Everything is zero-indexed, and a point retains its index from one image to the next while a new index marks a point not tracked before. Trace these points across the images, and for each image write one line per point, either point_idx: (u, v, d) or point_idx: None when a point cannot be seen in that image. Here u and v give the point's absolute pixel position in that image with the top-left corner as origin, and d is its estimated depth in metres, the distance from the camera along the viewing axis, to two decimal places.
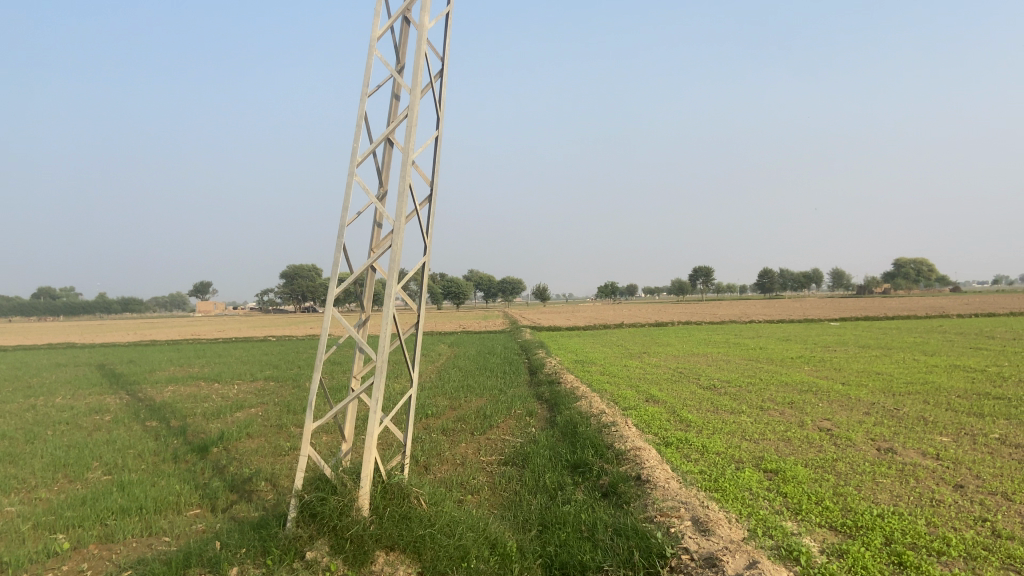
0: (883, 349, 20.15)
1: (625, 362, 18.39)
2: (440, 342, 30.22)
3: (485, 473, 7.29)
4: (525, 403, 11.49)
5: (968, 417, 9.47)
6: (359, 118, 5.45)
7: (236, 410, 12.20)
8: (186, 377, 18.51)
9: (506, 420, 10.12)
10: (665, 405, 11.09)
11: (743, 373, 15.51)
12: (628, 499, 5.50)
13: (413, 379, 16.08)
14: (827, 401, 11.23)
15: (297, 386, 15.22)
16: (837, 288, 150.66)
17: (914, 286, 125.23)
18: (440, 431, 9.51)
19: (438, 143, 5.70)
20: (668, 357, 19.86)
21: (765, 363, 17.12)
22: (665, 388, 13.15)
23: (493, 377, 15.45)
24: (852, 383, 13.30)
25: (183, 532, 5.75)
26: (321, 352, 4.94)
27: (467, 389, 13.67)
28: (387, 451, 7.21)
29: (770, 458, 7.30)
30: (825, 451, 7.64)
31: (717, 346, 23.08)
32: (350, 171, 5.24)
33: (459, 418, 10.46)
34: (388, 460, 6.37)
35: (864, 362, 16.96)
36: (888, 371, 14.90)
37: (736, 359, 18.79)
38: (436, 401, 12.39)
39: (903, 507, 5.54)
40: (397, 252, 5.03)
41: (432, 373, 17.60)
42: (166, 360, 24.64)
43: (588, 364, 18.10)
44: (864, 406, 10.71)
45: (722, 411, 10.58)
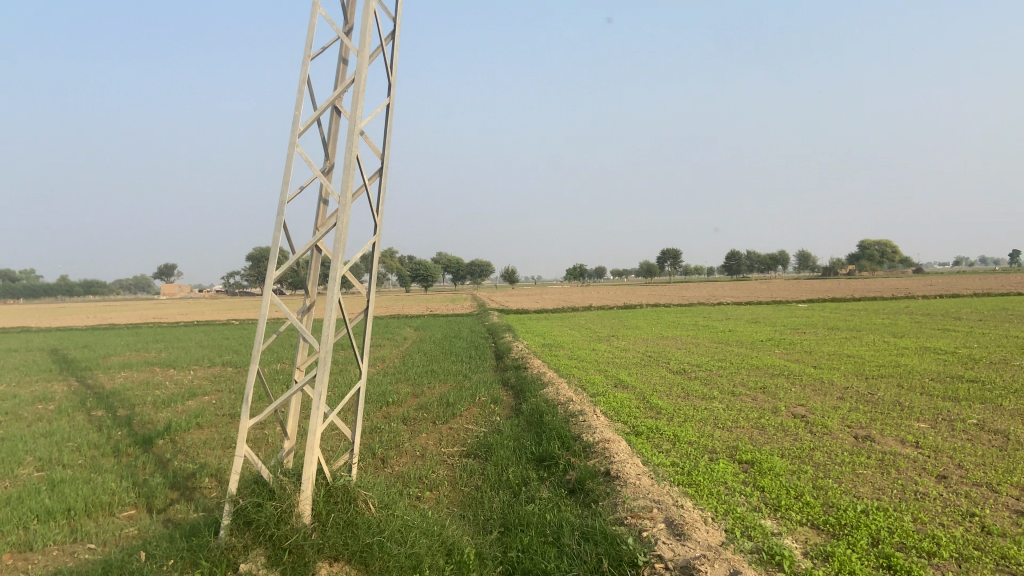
0: (851, 331, 20.14)
1: (594, 346, 18.08)
2: (407, 325, 29.74)
3: (446, 467, 6.87)
4: (491, 389, 11.08)
5: (943, 402, 9.33)
6: (302, 83, 4.89)
7: (188, 398, 11.60)
8: (140, 362, 17.78)
9: (470, 408, 9.72)
10: (635, 391, 10.79)
11: (714, 356, 15.30)
12: (596, 498, 5.12)
13: (377, 364, 15.58)
14: (800, 385, 11.04)
15: (255, 372, 14.63)
16: (803, 270, 152.66)
17: (877, 268, 127.37)
18: (401, 420, 9.07)
19: (390, 112, 5.16)
20: (637, 340, 19.62)
21: (735, 347, 16.97)
22: (635, 373, 12.83)
23: (459, 362, 15.06)
24: (824, 367, 13.13)
25: (112, 538, 5.23)
26: (257, 342, 4.41)
27: (432, 374, 13.22)
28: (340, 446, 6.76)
29: (745, 448, 6.98)
30: (801, 439, 7.36)
31: (686, 329, 22.92)
32: (290, 141, 4.70)
33: (422, 406, 10.01)
34: (336, 458, 5.92)
35: (833, 345, 16.86)
36: (859, 354, 14.81)
37: (706, 342, 18.63)
38: (399, 387, 11.92)
39: (886, 502, 5.24)
40: (344, 231, 4.52)
41: (397, 357, 17.13)
42: (120, 344, 23.76)
43: (557, 348, 17.80)
44: (837, 390, 10.49)
45: (693, 396, 10.31)
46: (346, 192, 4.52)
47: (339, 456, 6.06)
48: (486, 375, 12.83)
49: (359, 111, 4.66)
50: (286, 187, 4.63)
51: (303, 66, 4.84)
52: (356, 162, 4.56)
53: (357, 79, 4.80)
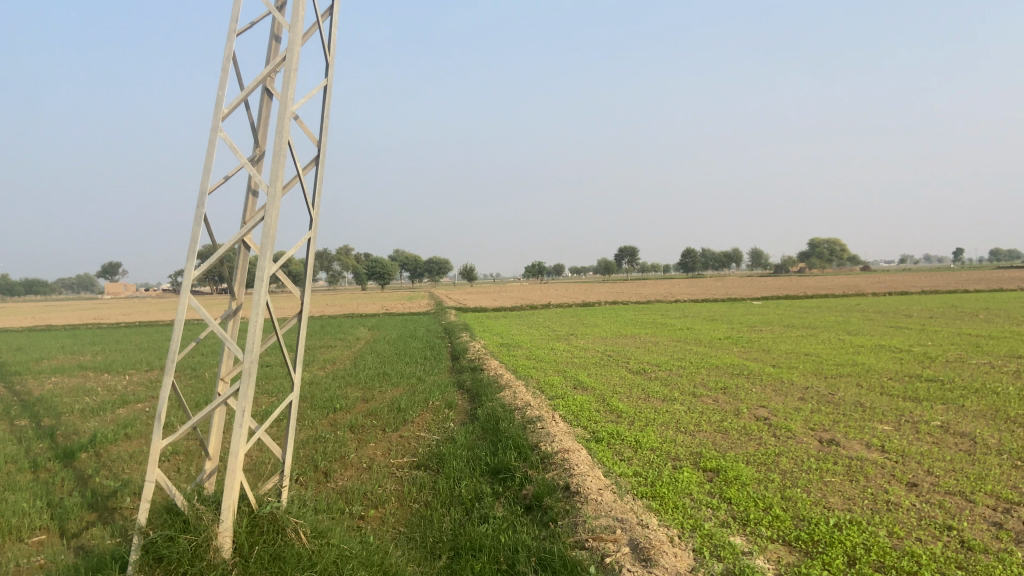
0: (807, 328, 20.17)
1: (552, 345, 17.74)
2: (361, 325, 29.05)
3: (393, 479, 6.43)
4: (445, 393, 10.63)
5: (905, 402, 9.21)
6: (227, 60, 4.37)
7: (121, 406, 10.89)
8: (75, 366, 16.86)
9: (422, 414, 9.28)
10: (594, 393, 10.45)
11: (672, 355, 15.07)
12: (555, 516, 4.73)
13: (326, 367, 14.99)
14: (761, 385, 10.83)
15: (197, 376, 13.92)
16: (756, 267, 155.19)
17: (828, 265, 130.07)
18: (348, 428, 8.59)
19: (327, 94, 4.68)
20: (596, 339, 19.34)
21: (693, 345, 16.79)
22: (593, 374, 12.50)
23: (413, 364, 14.56)
24: (783, 366, 12.97)
25: (14, 569, 4.68)
26: (172, 352, 3.90)
27: (384, 377, 12.70)
28: (274, 464, 6.25)
29: (709, 455, 6.66)
30: (765, 444, 7.10)
31: (643, 327, 22.75)
32: (212, 125, 4.17)
33: (371, 412, 9.50)
34: (265, 480, 5.41)
35: (790, 342, 16.81)
36: (816, 352, 14.74)
37: (665, 340, 18.44)
38: (348, 391, 11.39)
39: (858, 514, 4.95)
40: (272, 226, 4.02)
41: (348, 359, 16.54)
42: (56, 347, 22.62)
43: (513, 348, 17.41)
44: (799, 390, 10.29)
45: (653, 398, 10.01)
46: (275, 183, 4.03)
47: (267, 479, 5.55)
48: (440, 377, 12.37)
49: (291, 93, 4.17)
50: (207, 177, 4.11)
51: (227, 42, 4.31)
52: (287, 150, 4.07)
53: (289, 57, 4.31)
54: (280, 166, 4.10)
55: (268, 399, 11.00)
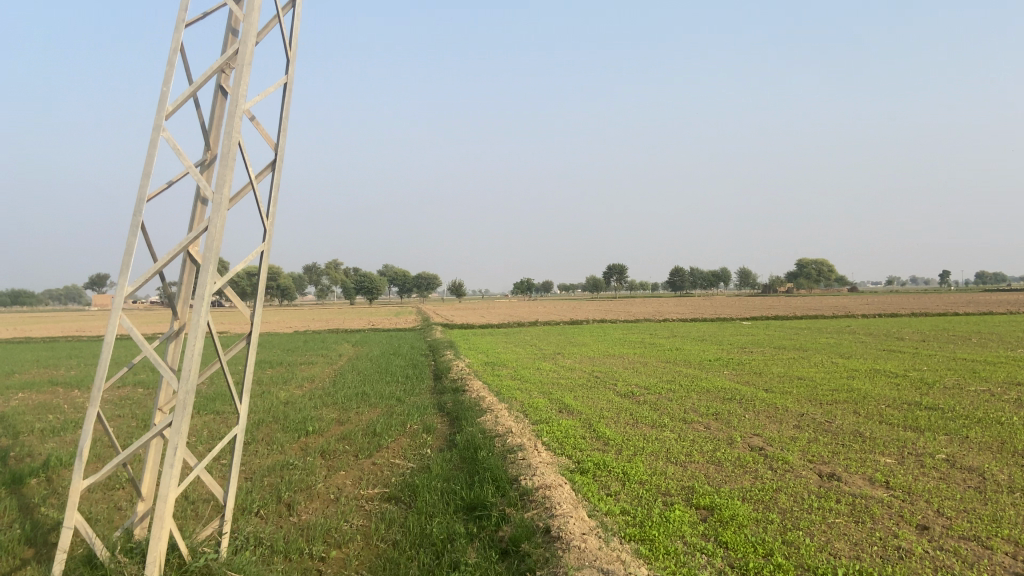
0: (798, 351, 19.80)
1: (538, 364, 17.25)
2: (344, 341, 28.44)
3: (361, 514, 5.93)
4: (424, 416, 10.13)
5: (906, 432, 8.83)
6: (174, 52, 3.90)
7: (83, 425, 10.29)
8: (43, 381, 16.16)
9: (398, 438, 8.78)
10: (581, 418, 9.99)
11: (662, 377, 14.62)
12: (534, 565, 4.27)
13: (304, 385, 14.42)
14: (754, 412, 10.42)
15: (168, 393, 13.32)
16: (744, 287, 155.54)
17: (816, 286, 130.43)
18: (318, 454, 8.07)
19: (287, 93, 4.20)
20: (583, 358, 18.86)
21: (683, 367, 16.38)
22: (580, 396, 12.03)
23: (394, 383, 14.05)
24: (776, 390, 12.55)
25: None
26: (99, 379, 3.43)
27: (361, 397, 12.16)
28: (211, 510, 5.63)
29: (703, 490, 6.20)
30: (762, 478, 6.69)
31: (632, 347, 22.32)
32: (154, 123, 3.68)
33: (343, 436, 8.97)
34: (204, 526, 4.87)
35: (783, 365, 16.43)
36: (810, 376, 14.35)
37: (654, 361, 18.01)
38: (323, 412, 10.85)
39: (867, 562, 4.50)
40: (217, 238, 3.53)
41: (328, 376, 16.00)
42: (28, 361, 21.84)
43: (499, 367, 16.93)
44: (794, 420, 9.86)
45: (642, 424, 9.55)
46: (221, 188, 3.52)
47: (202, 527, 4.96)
48: (421, 399, 11.84)
49: (243, 90, 3.69)
50: (146, 182, 3.63)
51: (174, 32, 3.84)
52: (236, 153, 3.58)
53: (242, 50, 3.83)
54: (227, 172, 3.62)
55: (239, 420, 10.45)
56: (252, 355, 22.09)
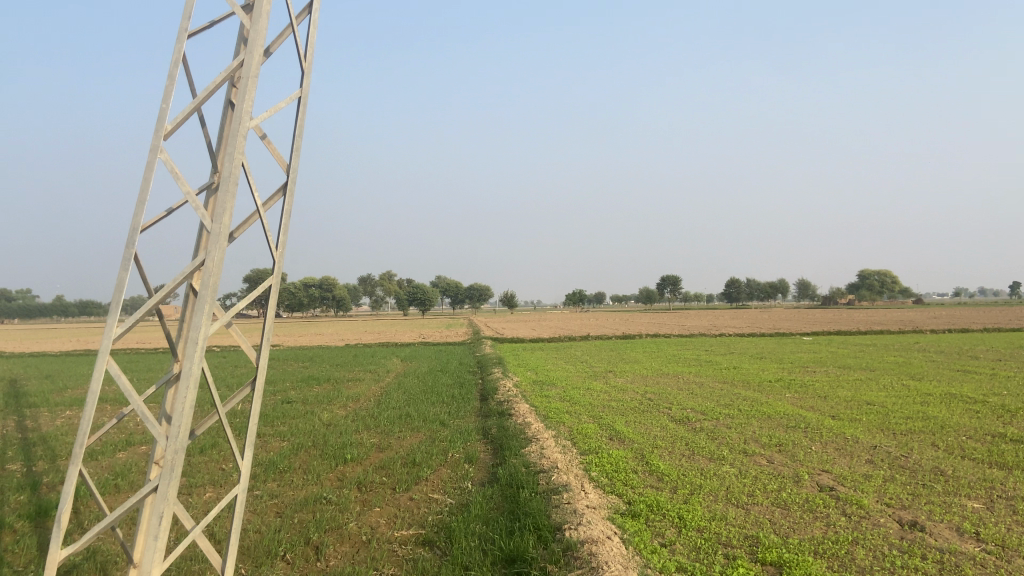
0: (865, 371, 18.75)
1: (588, 384, 16.63)
2: (393, 355, 28.22)
3: (393, 560, 5.48)
4: (467, 443, 9.64)
5: (993, 470, 8.03)
6: (176, 63, 3.53)
7: (122, 447, 10.08)
8: (93, 397, 16.18)
9: (439, 468, 8.35)
10: (632, 447, 9.41)
11: (720, 400, 13.87)
12: None
13: (348, 405, 14.09)
14: (820, 444, 9.68)
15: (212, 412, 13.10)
16: (803, 299, 151.61)
17: (879, 298, 126.24)
18: (355, 486, 7.67)
19: (300, 108, 3.80)
20: (635, 377, 18.17)
21: (742, 388, 15.60)
22: (632, 422, 11.39)
23: (439, 403, 13.67)
24: (844, 418, 11.70)
25: None
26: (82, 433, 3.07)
27: (404, 420, 11.76)
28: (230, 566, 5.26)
29: (769, 542, 5.57)
30: (835, 528, 6.07)
31: (686, 364, 21.51)
32: (151, 144, 3.32)
33: (382, 466, 8.52)
34: None
35: (849, 388, 15.51)
36: (880, 401, 13.45)
37: (710, 381, 17.24)
38: (363, 437, 10.46)
39: None
40: (214, 276, 3.11)
41: (374, 395, 15.69)
42: (83, 375, 22.07)
43: (548, 386, 16.40)
44: (867, 455, 9.06)
45: (698, 456, 8.92)
46: (221, 219, 3.13)
47: None
48: (465, 423, 11.36)
49: (247, 106, 3.31)
50: (140, 209, 3.25)
51: (176, 42, 3.49)
52: (236, 178, 3.18)
53: (248, 62, 3.44)
54: (230, 200, 3.23)
55: (278, 443, 10.15)
56: (300, 370, 21.96)
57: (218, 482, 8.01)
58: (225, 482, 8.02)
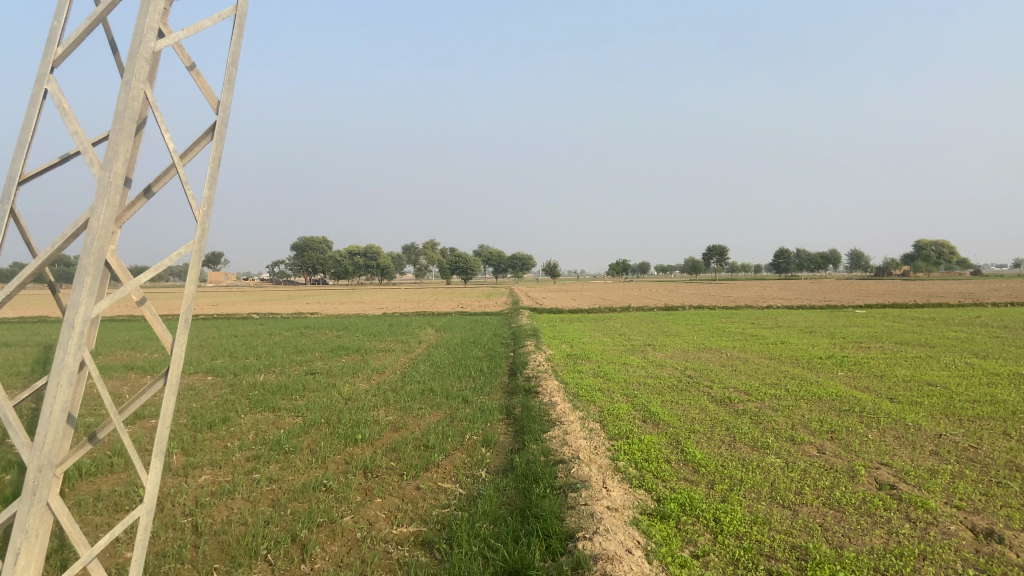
0: (923, 348, 17.55)
1: (626, 359, 15.82)
2: (428, 325, 27.78)
3: (383, 566, 4.81)
4: (488, 424, 8.96)
5: None
6: None
7: (131, 421, 9.61)
8: (120, 364, 15.95)
9: (454, 452, 7.67)
10: (668, 431, 8.61)
11: (765, 378, 12.96)
12: None
13: (373, 377, 13.55)
14: (877, 431, 8.77)
15: (232, 384, 12.68)
16: (854, 271, 147.40)
17: (935, 269, 121.89)
18: (361, 471, 7.04)
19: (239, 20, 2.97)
20: (676, 352, 17.27)
21: (790, 366, 14.61)
22: (668, 402, 10.57)
23: (465, 378, 13.03)
24: (903, 401, 10.70)
25: None
26: None
27: (427, 395, 11.15)
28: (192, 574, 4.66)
29: (820, 556, 4.74)
30: (898, 539, 5.23)
31: (731, 339, 20.50)
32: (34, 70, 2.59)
33: (393, 449, 7.85)
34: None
35: (907, 366, 14.40)
36: (942, 382, 12.37)
37: (756, 357, 16.24)
38: (380, 414, 9.85)
39: None
40: (100, 242, 2.37)
41: (401, 367, 15.12)
42: (119, 340, 22.07)
43: (582, 361, 15.62)
44: (931, 446, 8.12)
45: (740, 443, 8.08)
46: (109, 165, 2.38)
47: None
48: (489, 401, 10.67)
49: (151, 13, 2.51)
50: (16, 155, 2.55)
51: None
52: (129, 114, 2.42)
53: None
54: (126, 142, 2.48)
55: (291, 419, 9.60)
56: (332, 340, 21.61)
57: (217, 462, 7.45)
58: (225, 462, 7.45)
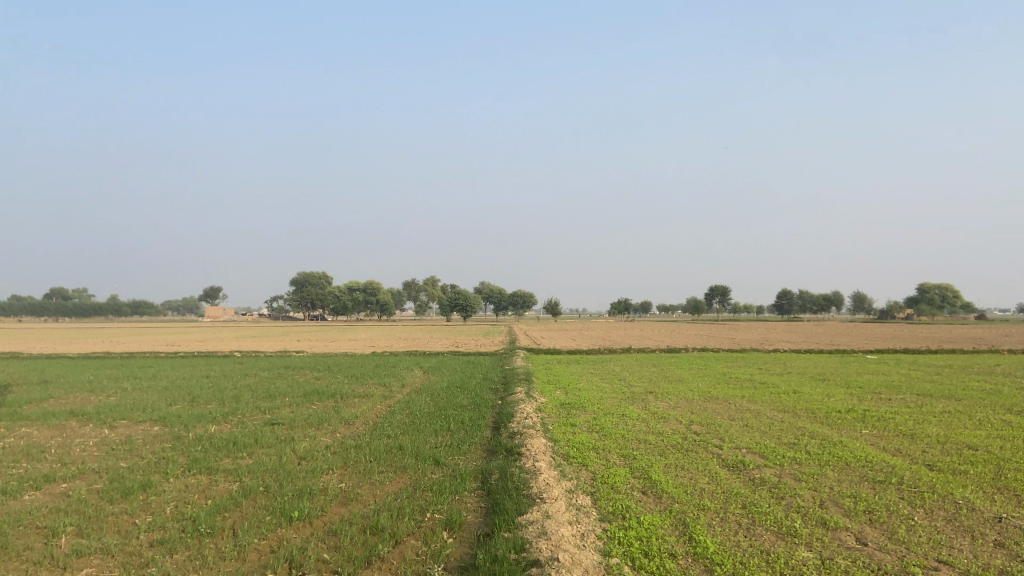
0: (951, 401, 15.99)
1: (624, 410, 14.26)
2: (416, 366, 26.16)
3: None
4: (457, 497, 7.46)
5: None
6: None
7: (39, 483, 8.06)
8: (68, 409, 14.33)
9: (408, 539, 6.17)
10: (673, 510, 7.10)
11: (781, 437, 11.42)
12: None
13: (339, 431, 12.00)
14: (926, 515, 7.23)
15: (178, 438, 11.14)
16: (857, 313, 145.85)
17: (940, 312, 120.35)
18: (284, 567, 5.53)
19: None
20: (680, 402, 15.69)
21: (809, 422, 13.05)
22: (673, 467, 9.05)
23: (442, 432, 11.51)
24: (944, 470, 9.18)
25: None
26: None
27: (393, 456, 9.64)
28: None
29: None
30: None
31: (738, 387, 18.91)
32: None
33: (333, 532, 6.32)
34: None
35: (940, 424, 12.86)
36: (984, 445, 10.84)
37: (769, 410, 14.67)
38: (332, 481, 8.33)
39: None
40: None
41: (374, 418, 13.58)
42: (80, 380, 20.45)
43: (576, 412, 14.08)
44: (994, 536, 6.59)
45: (761, 529, 6.57)
46: None
47: None
48: (464, 464, 9.14)
49: None
50: None
51: None
52: None
53: None
54: None
55: (226, 487, 8.08)
56: (310, 383, 19.99)
57: (110, 550, 5.92)
58: (121, 549, 5.95)
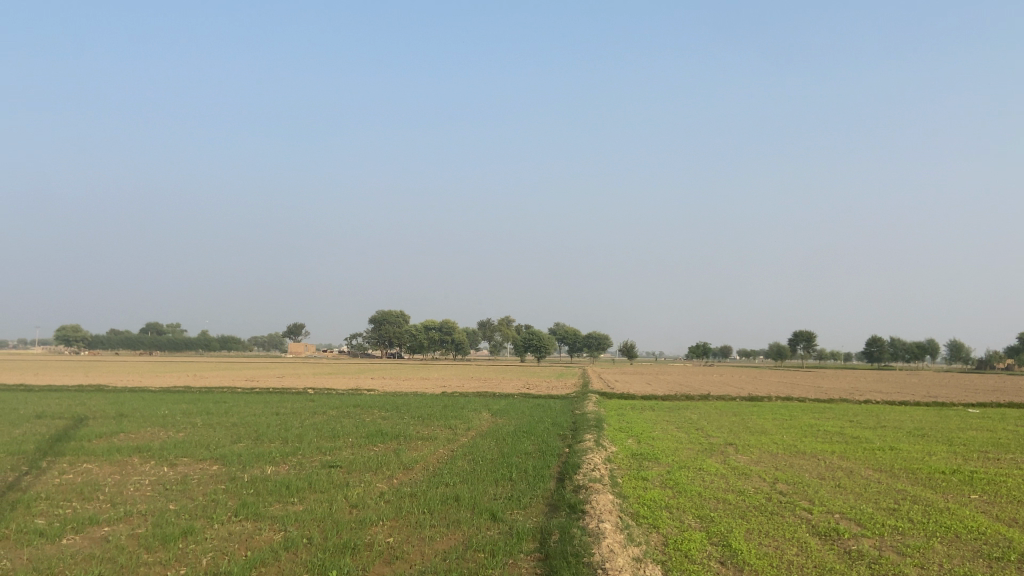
0: None
1: (701, 463, 13.22)
2: (485, 408, 25.53)
3: None
4: (511, 562, 6.75)
5: None
6: None
7: (82, 525, 7.77)
8: (133, 444, 14.33)
9: None
10: None
11: (879, 501, 10.24)
12: None
13: (395, 477, 11.45)
14: None
15: (233, 479, 10.83)
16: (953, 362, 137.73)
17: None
18: None
19: None
20: (763, 457, 14.52)
21: (909, 484, 11.75)
22: (755, 534, 8.10)
23: (503, 483, 10.80)
24: None
25: None
26: None
27: (448, 508, 9.00)
28: None
29: None
30: None
31: (827, 440, 17.50)
32: None
33: None
34: None
35: None
36: None
37: (863, 468, 13.36)
38: (379, 534, 7.76)
39: None
40: None
41: (435, 464, 12.99)
42: (154, 415, 20.65)
43: (648, 463, 13.14)
44: None
45: None
46: None
47: None
48: (523, 521, 8.43)
49: None
50: None
51: None
52: None
53: None
54: None
55: (269, 536, 7.62)
56: (374, 423, 19.63)
57: None
58: None
